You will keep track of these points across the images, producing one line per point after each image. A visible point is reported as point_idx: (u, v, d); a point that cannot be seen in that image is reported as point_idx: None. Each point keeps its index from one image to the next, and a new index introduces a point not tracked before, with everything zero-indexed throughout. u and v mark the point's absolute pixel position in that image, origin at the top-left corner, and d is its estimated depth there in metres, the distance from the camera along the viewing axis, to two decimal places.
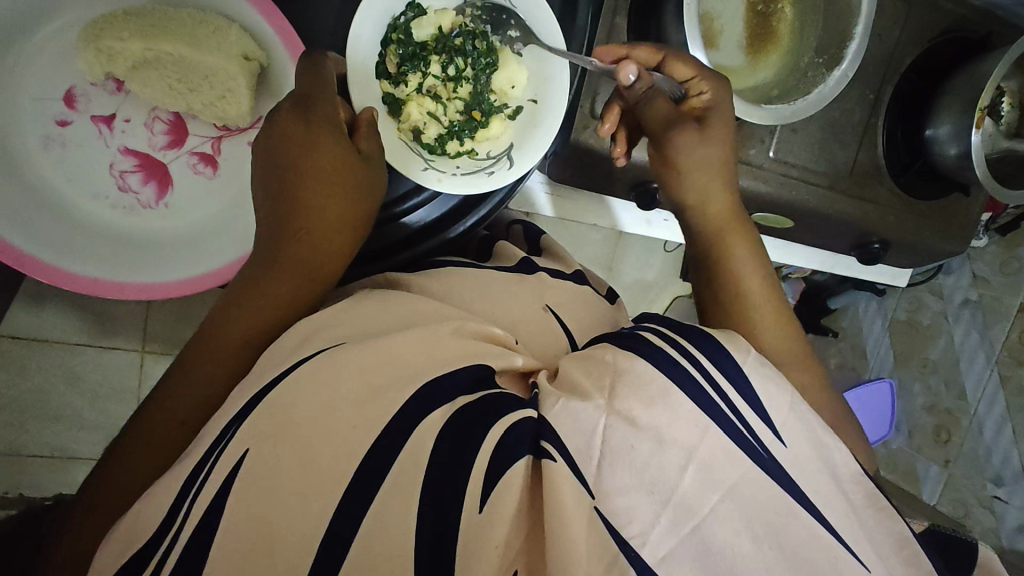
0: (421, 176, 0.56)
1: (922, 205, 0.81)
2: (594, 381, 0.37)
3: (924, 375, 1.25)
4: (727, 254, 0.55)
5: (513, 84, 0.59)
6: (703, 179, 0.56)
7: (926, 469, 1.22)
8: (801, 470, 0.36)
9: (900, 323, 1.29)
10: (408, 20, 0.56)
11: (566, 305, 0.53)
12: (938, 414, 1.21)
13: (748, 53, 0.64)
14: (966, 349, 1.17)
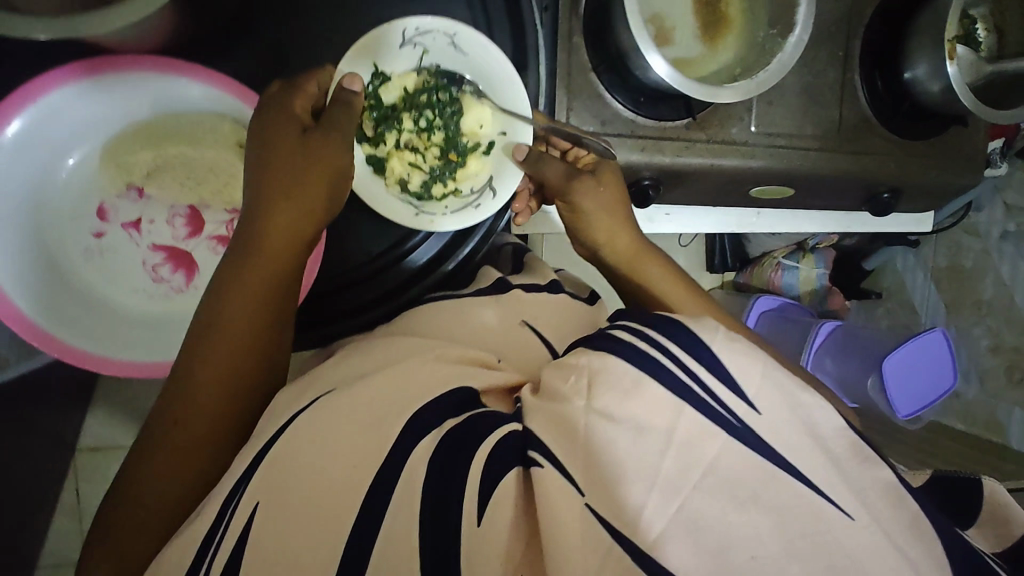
0: (417, 224, 0.61)
1: (918, 146, 0.81)
2: (571, 383, 0.41)
3: (982, 318, 1.18)
4: (641, 277, 0.65)
5: (481, 124, 0.64)
6: (610, 221, 0.65)
7: (1009, 415, 1.13)
8: (778, 434, 0.39)
9: (943, 270, 1.25)
10: (374, 85, 0.60)
11: (543, 318, 0.60)
12: (1005, 354, 1.14)
13: (704, 41, 0.67)
14: (1018, 282, 1.12)
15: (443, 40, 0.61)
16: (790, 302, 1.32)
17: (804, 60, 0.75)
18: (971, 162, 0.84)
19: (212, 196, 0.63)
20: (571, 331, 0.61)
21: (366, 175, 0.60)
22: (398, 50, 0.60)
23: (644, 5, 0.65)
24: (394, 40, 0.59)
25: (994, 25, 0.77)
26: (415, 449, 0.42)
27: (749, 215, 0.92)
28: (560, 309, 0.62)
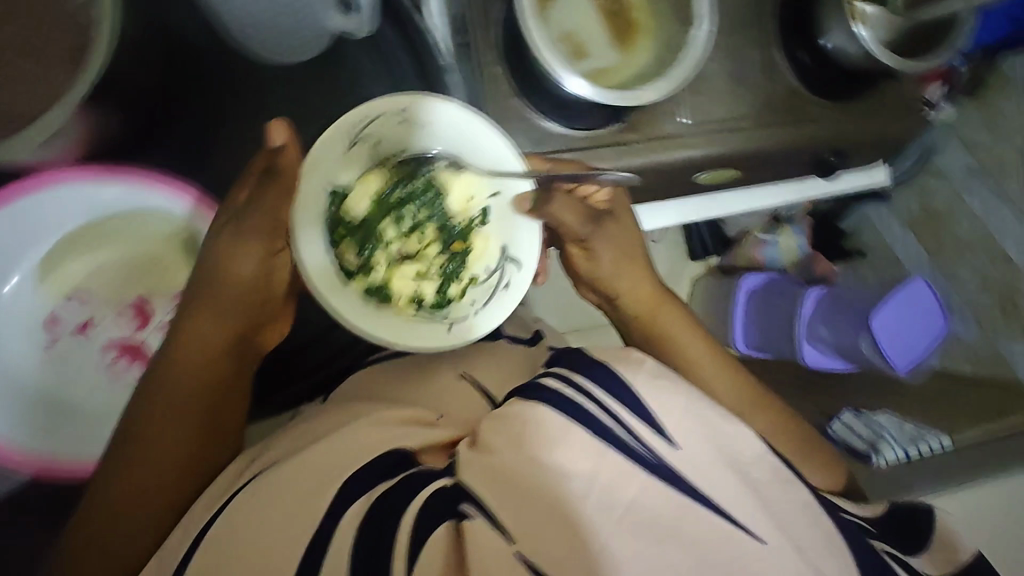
0: (458, 335, 0.65)
1: (850, 106, 0.81)
2: (503, 434, 0.50)
3: (965, 258, 1.17)
4: (660, 322, 0.75)
5: (469, 196, 0.68)
6: (628, 269, 0.75)
7: (1010, 348, 1.09)
8: (693, 467, 0.49)
9: (919, 218, 1.25)
10: (340, 209, 0.64)
11: (479, 370, 0.71)
12: (996, 289, 1.12)
13: (620, 50, 0.69)
14: (992, 215, 1.11)
15: (390, 124, 0.64)
16: (775, 277, 1.32)
17: (723, 46, 0.77)
18: (908, 113, 0.84)
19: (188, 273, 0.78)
20: (507, 380, 0.70)
21: (376, 311, 0.63)
22: (349, 155, 0.64)
23: (554, 27, 0.68)
24: (343, 152, 0.63)
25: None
26: (351, 506, 0.49)
27: (705, 200, 0.91)
28: (495, 362, 0.73)
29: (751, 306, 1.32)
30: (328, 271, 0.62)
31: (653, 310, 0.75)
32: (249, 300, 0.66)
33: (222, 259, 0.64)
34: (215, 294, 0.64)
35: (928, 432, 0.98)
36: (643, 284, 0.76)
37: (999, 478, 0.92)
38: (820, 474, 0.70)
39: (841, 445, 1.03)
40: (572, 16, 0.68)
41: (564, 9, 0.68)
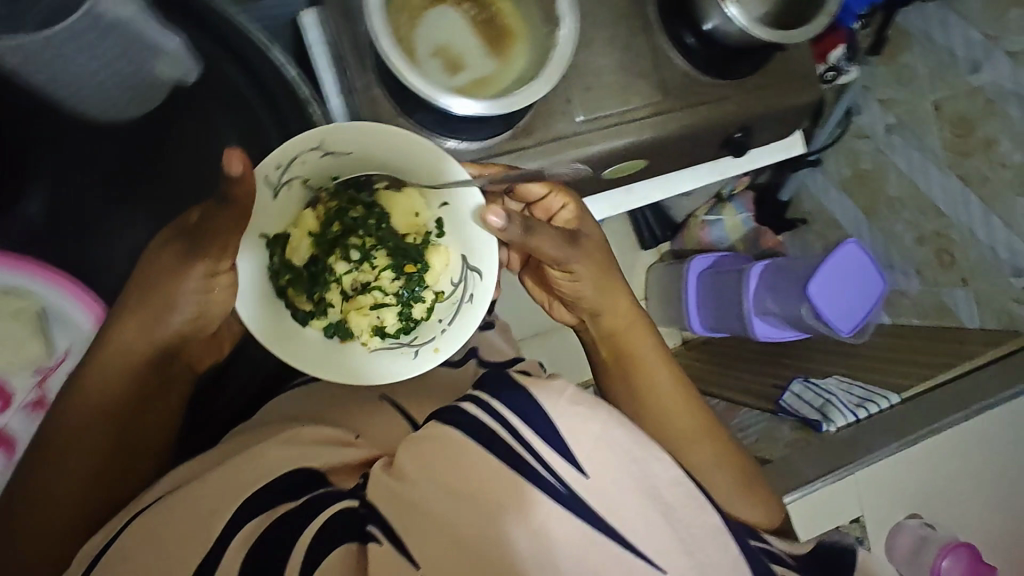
0: (425, 360, 0.66)
1: (744, 83, 0.81)
2: (417, 458, 0.54)
3: (897, 215, 1.17)
4: (629, 345, 0.75)
5: (416, 212, 0.68)
6: (604, 293, 0.73)
7: (953, 296, 1.09)
8: (603, 499, 0.53)
9: (851, 180, 1.25)
10: (286, 257, 0.66)
11: (401, 394, 0.74)
12: (930, 241, 1.11)
13: (494, 57, 0.69)
14: (916, 169, 1.10)
15: (315, 158, 0.63)
16: (723, 255, 1.33)
17: (610, 39, 0.77)
18: (803, 83, 0.84)
19: (66, 340, 0.76)
20: (427, 403, 0.73)
21: (338, 352, 0.66)
22: (282, 198, 0.64)
23: (425, 44, 0.68)
24: (277, 198, 0.63)
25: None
26: (248, 522, 0.55)
27: (619, 194, 0.92)
28: (417, 385, 0.75)
29: (702, 286, 1.32)
30: (284, 325, 0.65)
31: (630, 330, 0.75)
32: (179, 333, 0.62)
33: (154, 288, 0.58)
34: (143, 318, 0.59)
35: (878, 394, 0.96)
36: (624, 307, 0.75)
37: (948, 430, 0.89)
38: (753, 510, 0.71)
39: (795, 418, 1.00)
40: (443, 32, 0.69)
41: (436, 24, 0.68)
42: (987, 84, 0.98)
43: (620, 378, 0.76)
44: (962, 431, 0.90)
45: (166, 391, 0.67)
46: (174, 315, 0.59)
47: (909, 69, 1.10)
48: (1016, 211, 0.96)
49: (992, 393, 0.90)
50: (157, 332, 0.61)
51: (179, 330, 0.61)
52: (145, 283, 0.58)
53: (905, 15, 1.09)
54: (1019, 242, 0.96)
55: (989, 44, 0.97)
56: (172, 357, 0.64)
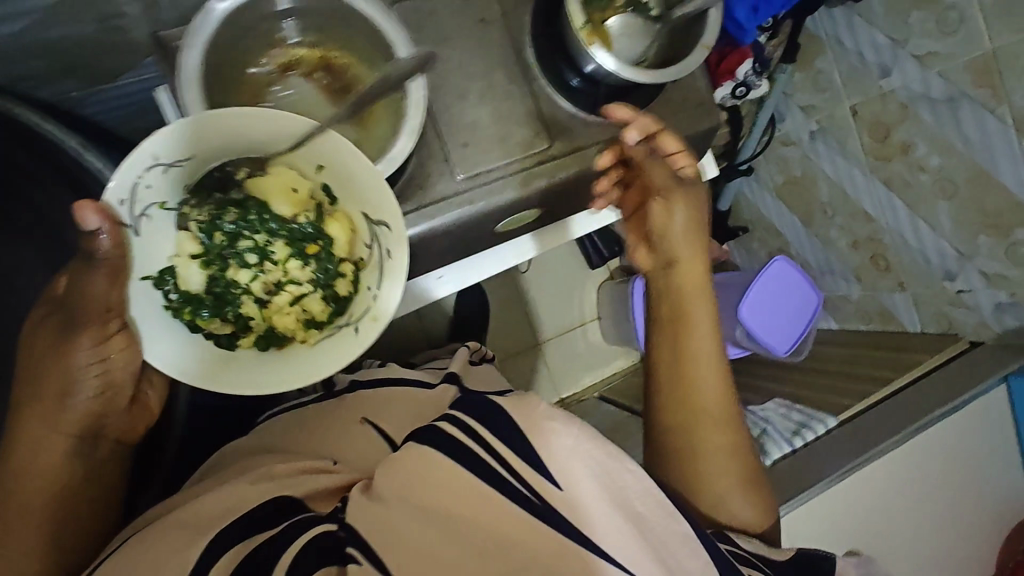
0: (366, 331, 0.58)
1: (641, 115, 0.81)
2: (390, 477, 0.46)
3: (831, 220, 1.18)
4: (682, 301, 0.72)
5: (294, 185, 0.58)
6: (682, 235, 0.71)
7: (893, 300, 1.11)
8: (585, 514, 0.45)
9: (784, 185, 1.26)
10: (177, 289, 0.58)
11: (382, 413, 0.71)
12: (865, 246, 1.13)
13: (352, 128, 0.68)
14: (843, 174, 1.10)
15: (158, 177, 0.54)
16: None
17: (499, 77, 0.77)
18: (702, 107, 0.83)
19: None
20: (408, 419, 0.70)
21: (271, 364, 0.58)
22: (149, 234, 0.56)
23: None
24: (140, 233, 0.55)
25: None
26: (226, 554, 0.49)
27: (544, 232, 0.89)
28: (399, 402, 0.73)
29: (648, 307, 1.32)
30: (203, 358, 0.57)
31: (682, 295, 0.72)
32: (89, 412, 0.58)
33: (47, 369, 0.55)
34: (40, 414, 0.56)
35: (815, 418, 0.95)
36: (691, 264, 0.72)
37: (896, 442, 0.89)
38: (745, 507, 0.69)
39: None
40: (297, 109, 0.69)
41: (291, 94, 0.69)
42: (898, 88, 0.94)
43: (664, 349, 0.72)
44: (911, 441, 0.90)
45: (100, 471, 0.62)
46: (76, 396, 0.56)
47: (822, 76, 1.08)
48: (939, 216, 0.96)
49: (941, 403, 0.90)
50: (64, 414, 0.57)
51: (84, 416, 0.58)
52: (33, 374, 0.55)
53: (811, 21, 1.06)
54: (947, 245, 0.97)
55: (895, 47, 0.92)
56: (98, 436, 0.60)
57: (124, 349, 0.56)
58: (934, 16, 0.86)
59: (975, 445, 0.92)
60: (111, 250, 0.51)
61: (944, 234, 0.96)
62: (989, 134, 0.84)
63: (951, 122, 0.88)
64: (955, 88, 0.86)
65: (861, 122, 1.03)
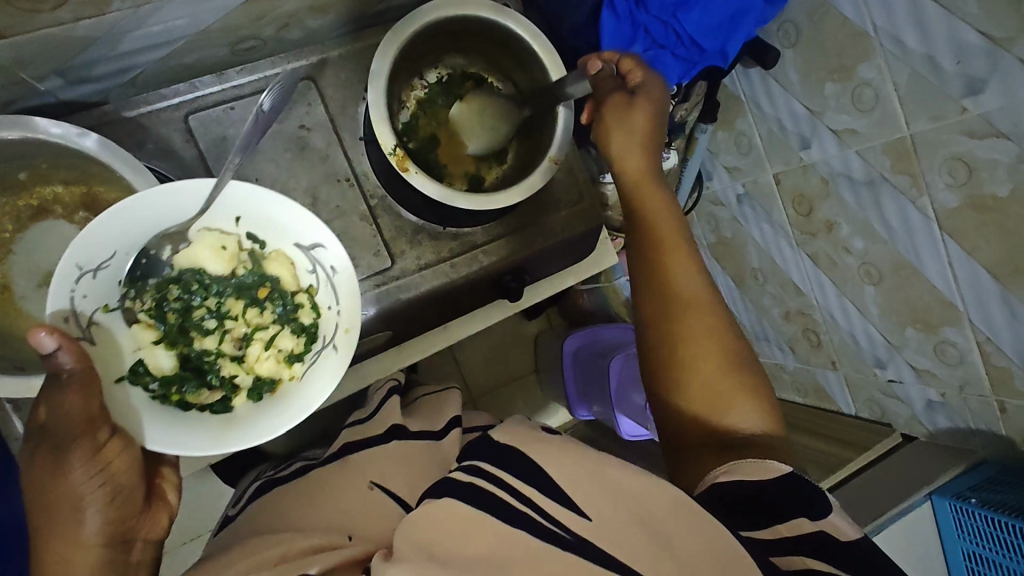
0: (343, 346, 0.60)
1: (486, 229, 0.74)
2: (414, 534, 0.44)
3: (763, 287, 1.20)
4: (641, 200, 0.67)
5: (224, 242, 0.58)
6: (625, 138, 0.66)
7: (826, 377, 1.13)
8: (631, 554, 0.42)
9: (717, 246, 1.29)
10: (154, 378, 0.57)
11: (389, 474, 0.66)
12: (796, 318, 1.14)
13: (220, 267, 0.59)
14: (771, 242, 1.12)
15: (89, 285, 0.53)
16: (597, 330, 1.35)
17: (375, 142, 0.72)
18: (581, 208, 0.78)
19: None
20: (419, 477, 0.66)
21: (273, 408, 0.58)
22: (102, 343, 0.54)
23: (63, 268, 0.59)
24: (93, 341, 0.53)
25: (504, 75, 0.74)
26: None
27: (434, 333, 0.83)
28: (405, 461, 0.67)
29: (577, 368, 1.33)
30: (210, 431, 0.55)
31: (638, 191, 0.67)
32: (109, 520, 0.52)
33: (51, 496, 0.50)
34: (60, 545, 0.50)
35: None
36: (646, 156, 0.67)
37: None
38: (748, 409, 0.60)
39: None
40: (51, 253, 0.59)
41: (43, 240, 0.58)
42: (818, 162, 0.95)
43: (635, 256, 0.67)
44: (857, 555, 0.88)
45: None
46: (89, 512, 0.51)
47: (744, 138, 1.11)
48: (866, 299, 0.96)
49: (881, 513, 0.90)
50: (80, 534, 0.51)
51: (105, 535, 0.52)
52: (38, 504, 0.50)
53: (729, 79, 1.09)
54: (874, 329, 0.98)
55: (813, 119, 0.94)
56: (129, 547, 0.55)
57: (123, 450, 0.52)
58: (848, 91, 0.87)
59: (904, 551, 0.91)
60: (76, 365, 0.47)
61: (871, 319, 0.97)
62: (911, 223, 0.84)
63: (873, 204, 0.89)
64: (876, 171, 0.86)
65: (785, 193, 1.04)
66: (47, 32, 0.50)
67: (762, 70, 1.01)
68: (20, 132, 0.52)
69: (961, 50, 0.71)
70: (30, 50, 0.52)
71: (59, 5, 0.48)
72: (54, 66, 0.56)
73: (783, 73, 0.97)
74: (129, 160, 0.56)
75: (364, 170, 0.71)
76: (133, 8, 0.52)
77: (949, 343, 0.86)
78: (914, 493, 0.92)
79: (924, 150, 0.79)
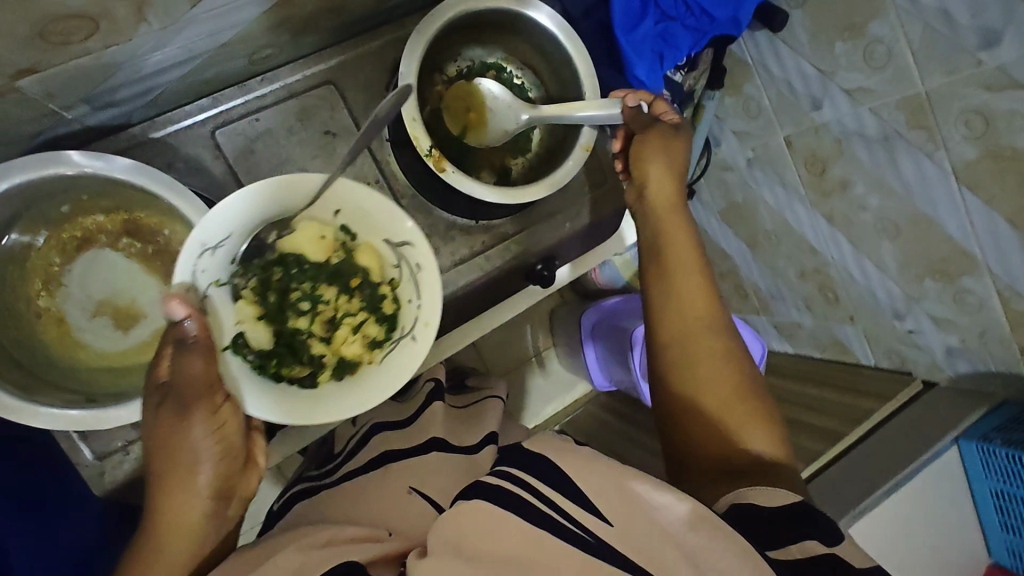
0: (423, 340, 0.62)
1: (516, 220, 0.75)
2: (448, 534, 0.43)
3: (777, 249, 1.21)
4: (663, 227, 0.68)
5: (324, 234, 0.62)
6: (655, 166, 0.68)
7: (844, 333, 1.15)
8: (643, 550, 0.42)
9: (727, 210, 1.30)
10: (254, 351, 0.61)
11: (427, 480, 0.66)
12: (812, 277, 1.16)
13: (320, 253, 0.62)
14: (784, 203, 1.13)
15: (210, 262, 0.58)
16: (614, 301, 1.36)
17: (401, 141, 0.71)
18: (604, 191, 0.79)
19: None
20: (454, 483, 0.66)
21: (357, 390, 0.61)
22: (214, 313, 0.58)
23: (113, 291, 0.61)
24: (209, 312, 0.58)
25: (522, 63, 0.73)
26: None
27: (466, 325, 0.80)
28: (444, 469, 0.68)
29: (597, 342, 1.31)
30: (298, 405, 0.60)
31: (662, 216, 0.68)
32: (218, 476, 0.55)
33: (170, 447, 0.53)
34: (176, 492, 0.53)
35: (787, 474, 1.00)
36: (671, 182, 0.68)
37: (874, 506, 0.90)
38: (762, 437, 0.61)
39: None
40: (105, 281, 0.61)
41: (90, 271, 0.60)
42: (831, 121, 0.96)
43: (650, 284, 0.67)
44: (890, 501, 0.92)
45: (227, 536, 0.58)
46: (204, 465, 0.54)
47: (752, 102, 1.11)
48: (883, 255, 0.98)
49: (910, 463, 0.93)
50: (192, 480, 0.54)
51: (215, 489, 0.55)
52: (160, 454, 0.53)
53: (736, 44, 1.09)
54: (892, 283, 1.00)
55: (824, 79, 0.94)
56: (229, 503, 0.57)
57: (234, 412, 0.56)
58: (859, 50, 0.87)
59: (930, 494, 0.94)
60: (200, 334, 0.53)
61: (889, 274, 0.99)
62: (927, 178, 0.85)
63: (886, 160, 0.90)
64: (890, 128, 0.87)
65: (797, 155, 1.05)
66: (75, 63, 0.50)
67: (769, 32, 1.00)
68: (66, 169, 0.53)
69: (975, 3, 0.71)
70: (59, 83, 0.51)
71: (90, 37, 0.47)
72: (81, 96, 0.55)
73: (791, 34, 0.96)
74: (172, 184, 0.57)
75: (392, 170, 0.72)
76: (159, 31, 0.51)
77: (968, 291, 0.88)
78: (940, 438, 0.95)
79: (939, 104, 0.79)
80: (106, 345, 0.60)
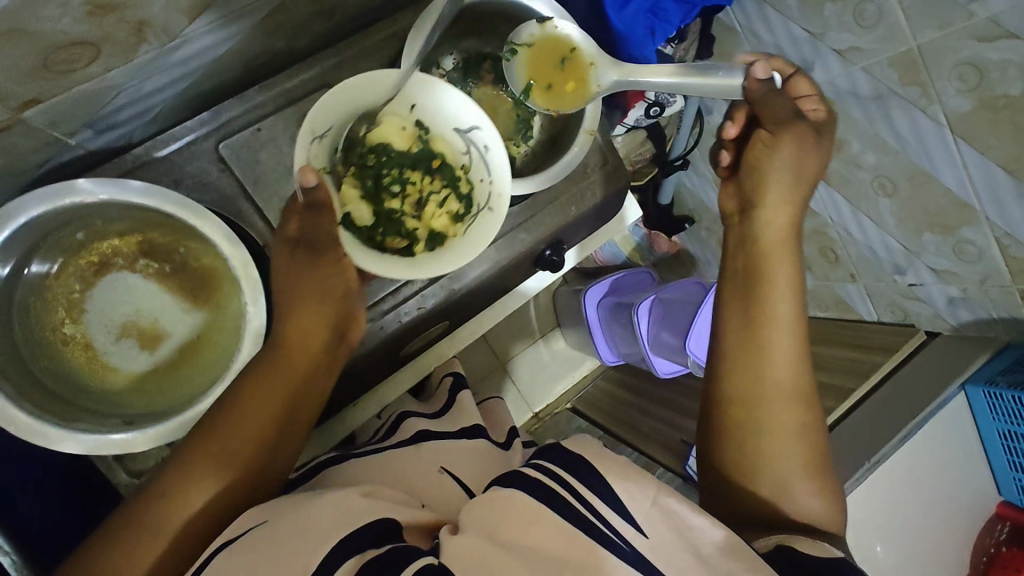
0: (499, 205, 0.63)
1: (523, 208, 0.76)
2: (486, 514, 0.45)
3: None
4: (768, 271, 0.63)
5: (403, 125, 0.64)
6: (779, 196, 0.64)
7: (847, 291, 1.18)
8: (665, 557, 0.43)
9: None
10: (360, 229, 0.63)
11: (458, 465, 0.67)
12: (812, 238, 1.18)
13: (405, 142, 0.64)
14: None
15: (317, 149, 0.60)
16: (616, 277, 1.35)
17: None
18: (608, 172, 0.79)
19: None
20: (486, 472, 0.67)
21: (451, 252, 0.61)
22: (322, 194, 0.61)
23: (132, 309, 0.64)
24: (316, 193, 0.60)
25: None
26: (350, 560, 0.45)
27: (482, 314, 0.86)
28: (473, 456, 0.69)
29: (603, 317, 1.31)
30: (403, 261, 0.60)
31: (770, 257, 0.64)
32: (332, 312, 0.62)
33: (303, 273, 0.60)
34: (301, 309, 0.61)
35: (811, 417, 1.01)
36: (791, 226, 0.64)
37: (886, 458, 0.93)
38: (810, 508, 0.58)
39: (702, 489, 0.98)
40: (124, 300, 0.64)
41: (112, 292, 0.64)
42: (824, 83, 0.96)
43: (732, 313, 0.64)
44: (902, 452, 0.94)
45: (331, 370, 0.63)
46: (328, 295, 0.61)
47: None
48: (882, 212, 0.99)
49: (918, 414, 0.95)
50: (280, 369, 0.59)
51: (330, 319, 0.62)
52: (297, 278, 0.61)
53: (724, 11, 1.08)
54: (891, 238, 1.01)
55: (814, 41, 0.94)
56: (340, 340, 0.64)
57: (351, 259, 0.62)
58: (849, 9, 0.86)
59: (939, 442, 0.97)
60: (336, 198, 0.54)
61: (888, 230, 1.00)
62: (923, 132, 0.85)
63: (882, 118, 0.90)
64: (883, 85, 0.87)
65: None
66: (77, 89, 0.49)
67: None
68: (78, 197, 0.56)
69: None
70: (61, 111, 0.51)
71: (92, 62, 0.47)
72: (83, 120, 0.55)
73: None
74: (174, 199, 0.59)
75: None
76: (159, 49, 0.50)
77: (968, 242, 0.89)
78: (945, 388, 0.98)
79: (932, 58, 0.79)
80: (132, 365, 0.64)
